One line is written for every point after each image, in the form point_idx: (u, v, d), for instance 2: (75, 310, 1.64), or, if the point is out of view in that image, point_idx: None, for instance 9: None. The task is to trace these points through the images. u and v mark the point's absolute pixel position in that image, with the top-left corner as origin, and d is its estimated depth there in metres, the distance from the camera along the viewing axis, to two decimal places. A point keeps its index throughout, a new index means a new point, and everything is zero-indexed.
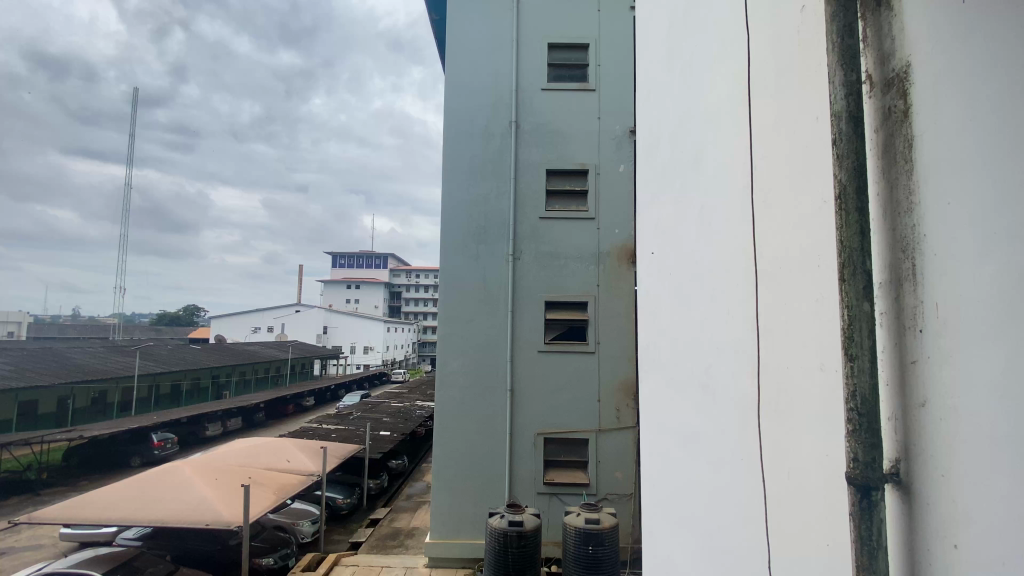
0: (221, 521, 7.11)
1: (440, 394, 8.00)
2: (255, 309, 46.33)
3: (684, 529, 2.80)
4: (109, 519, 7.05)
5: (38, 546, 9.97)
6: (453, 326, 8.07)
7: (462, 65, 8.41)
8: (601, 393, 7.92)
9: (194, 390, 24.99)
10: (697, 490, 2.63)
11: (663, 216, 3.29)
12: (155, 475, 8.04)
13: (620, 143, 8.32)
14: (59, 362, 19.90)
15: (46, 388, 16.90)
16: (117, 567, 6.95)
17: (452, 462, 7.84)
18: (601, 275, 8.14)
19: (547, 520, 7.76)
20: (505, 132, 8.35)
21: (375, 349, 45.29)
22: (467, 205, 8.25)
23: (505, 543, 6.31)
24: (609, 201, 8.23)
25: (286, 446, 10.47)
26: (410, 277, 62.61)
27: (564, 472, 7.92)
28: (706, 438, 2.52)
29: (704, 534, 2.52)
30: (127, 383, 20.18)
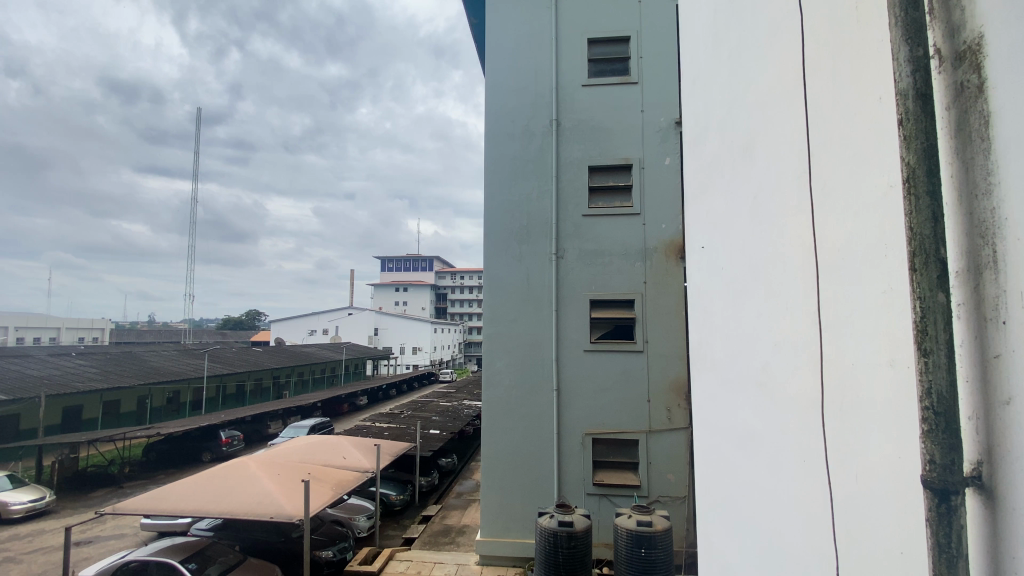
0: (284, 513, 7.45)
1: (487, 395, 8.06)
2: (310, 313, 48.47)
3: (741, 531, 2.72)
4: (184, 510, 7.56)
5: (124, 534, 10.87)
6: (498, 325, 8.14)
7: (500, 67, 8.46)
8: (651, 392, 7.75)
9: (257, 390, 26.47)
10: (755, 494, 2.53)
11: (713, 209, 3.19)
12: (224, 470, 8.57)
13: (665, 135, 8.12)
14: (138, 364, 21.61)
15: (126, 389, 18.38)
16: (192, 556, 7.45)
17: (500, 461, 7.91)
18: (649, 271, 7.97)
19: (598, 521, 7.66)
20: (546, 131, 8.33)
21: (423, 349, 46.30)
22: (510, 205, 8.28)
23: (555, 543, 6.29)
24: (654, 196, 8.04)
25: (341, 443, 10.88)
26: (456, 278, 63.49)
27: (615, 473, 7.82)
28: (764, 440, 2.43)
29: (764, 540, 2.43)
30: (197, 383, 21.66)
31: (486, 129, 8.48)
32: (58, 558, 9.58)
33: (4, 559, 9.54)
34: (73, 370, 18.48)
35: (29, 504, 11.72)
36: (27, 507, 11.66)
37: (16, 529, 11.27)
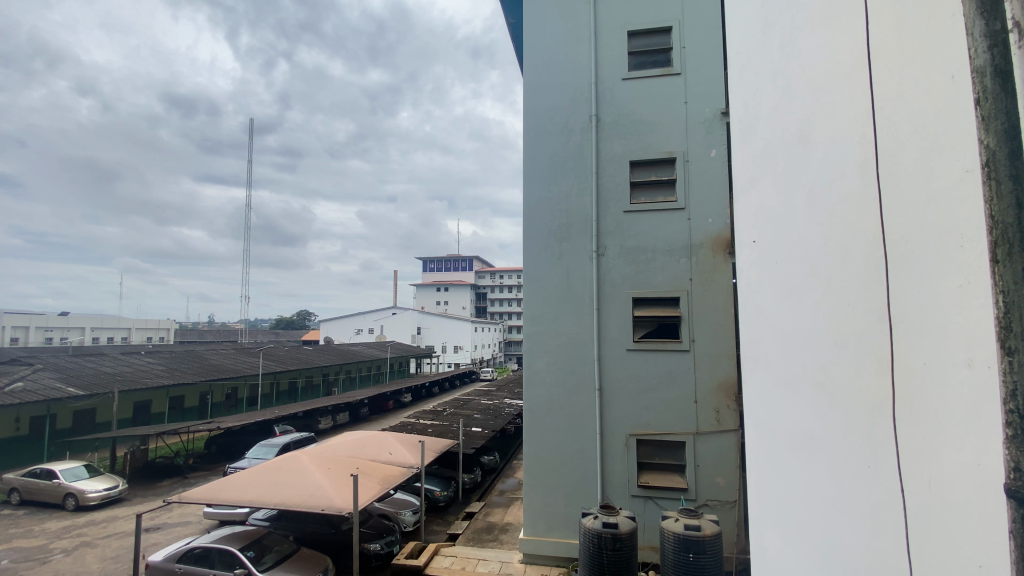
0: (334, 506, 7.70)
1: (528, 394, 8.07)
2: (356, 313, 50.05)
3: (798, 538, 2.60)
4: (242, 500, 7.93)
5: (188, 522, 11.57)
6: (538, 324, 8.12)
7: (538, 64, 8.43)
8: (698, 393, 7.52)
9: (308, 387, 27.57)
10: (815, 500, 2.40)
11: (765, 201, 3.05)
12: (278, 463, 8.96)
13: (710, 127, 7.85)
14: (200, 362, 22.97)
15: (189, 385, 19.62)
16: (250, 545, 7.85)
17: (542, 460, 7.89)
18: (694, 268, 7.73)
19: (643, 524, 7.52)
20: (586, 127, 8.22)
21: (464, 348, 46.92)
22: (549, 203, 8.24)
23: (599, 545, 6.21)
24: (700, 190, 7.80)
25: (387, 439, 11.16)
26: (495, 278, 63.89)
27: (661, 475, 7.65)
28: (824, 444, 2.31)
29: (824, 548, 2.30)
30: (253, 380, 22.80)
31: (524, 128, 8.47)
32: (131, 544, 10.30)
33: (84, 542, 10.34)
34: (141, 367, 19.84)
35: (104, 491, 12.66)
36: (103, 494, 12.60)
37: (93, 515, 12.19)
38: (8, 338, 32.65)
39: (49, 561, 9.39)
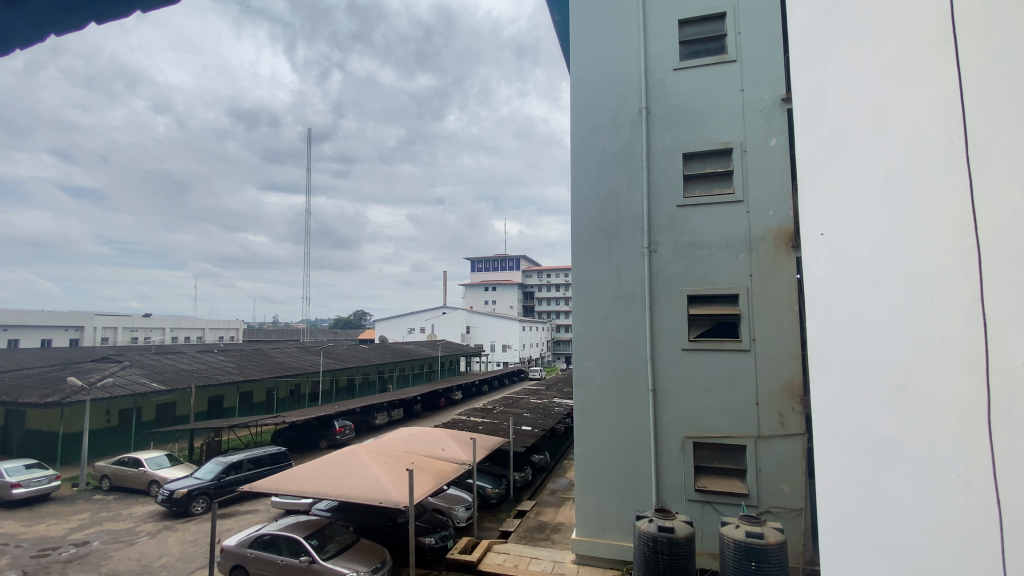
0: (391, 499, 7.96)
1: (579, 393, 7.99)
2: (408, 313, 51.47)
3: (875, 552, 2.40)
4: (306, 491, 8.35)
5: (257, 510, 12.30)
6: (588, 323, 8.02)
7: (585, 59, 8.31)
8: (760, 395, 7.19)
9: (363, 384, 28.63)
10: (892, 511, 2.23)
11: (833, 192, 2.87)
12: (339, 457, 9.36)
13: (769, 114, 7.48)
14: (265, 360, 24.42)
15: (256, 381, 20.91)
16: (314, 534, 8.25)
17: (594, 460, 7.80)
18: (754, 263, 7.39)
19: (701, 529, 7.28)
20: (635, 120, 8.04)
21: (513, 347, 47.17)
22: (599, 200, 8.11)
23: (655, 549, 6.06)
24: (759, 181, 7.46)
25: (440, 436, 11.40)
26: (543, 277, 63.74)
27: (719, 479, 7.37)
28: (901, 450, 2.14)
29: (902, 563, 2.13)
30: (313, 377, 23.96)
31: (571, 125, 8.38)
32: (207, 529, 11.08)
33: (166, 527, 11.22)
34: (213, 365, 21.29)
35: None
36: None
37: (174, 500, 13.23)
38: (100, 338, 35.94)
39: (136, 543, 10.25)
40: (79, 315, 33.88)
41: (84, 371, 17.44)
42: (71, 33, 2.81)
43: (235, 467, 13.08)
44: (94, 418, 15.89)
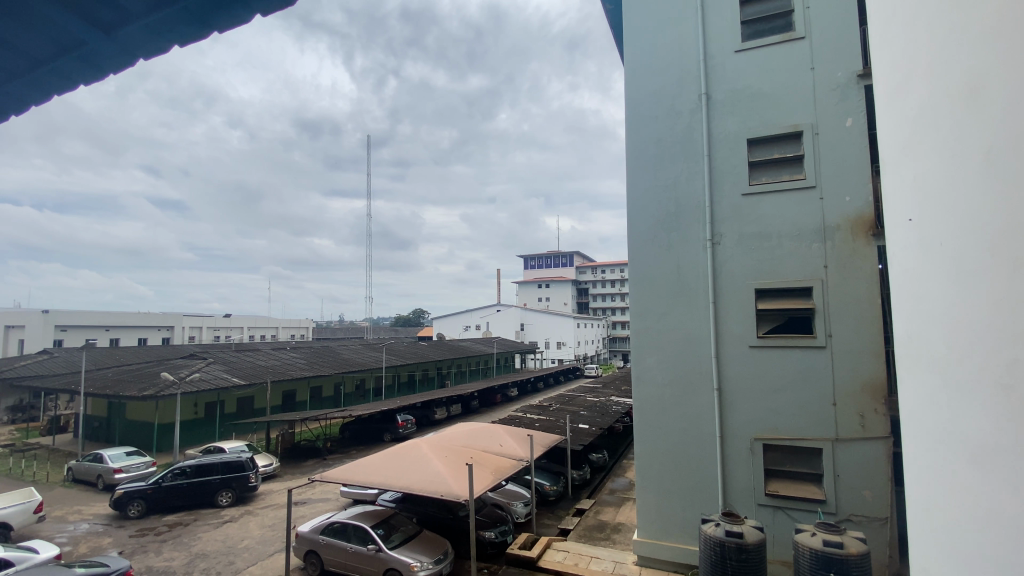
0: (452, 493, 8.14)
1: (639, 391, 7.81)
2: (463, 311, 52.45)
3: (966, 566, 2.18)
4: (372, 482, 8.70)
5: (328, 499, 13.00)
6: (647, 319, 7.80)
7: (640, 46, 8.06)
8: (837, 394, 6.73)
9: (423, 380, 29.54)
10: (987, 520, 2.01)
11: (925, 173, 2.59)
12: (402, 450, 9.68)
13: (843, 92, 6.96)
14: (332, 356, 25.74)
15: (325, 376, 22.15)
16: (380, 523, 8.62)
17: (656, 461, 7.60)
18: (829, 254, 6.90)
19: (773, 536, 6.91)
20: (694, 107, 7.72)
21: (567, 344, 46.88)
22: (657, 191, 7.86)
23: (723, 555, 5.81)
24: (833, 166, 6.96)
25: (498, 431, 11.53)
26: (597, 273, 62.71)
27: (792, 484, 6.97)
28: (1000, 454, 1.93)
29: (1000, 574, 1.94)
30: (376, 373, 24.99)
31: (626, 116, 8.16)
32: (283, 514, 11.87)
33: (246, 511, 12.11)
34: (286, 361, 22.71)
35: (262, 468, 14.75)
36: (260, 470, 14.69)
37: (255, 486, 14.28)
38: (187, 337, 39.33)
39: (221, 526, 11.13)
40: (169, 316, 37.28)
41: (176, 367, 19.14)
42: (157, 57, 3.05)
43: (184, 472, 12.48)
44: (184, 410, 17.42)
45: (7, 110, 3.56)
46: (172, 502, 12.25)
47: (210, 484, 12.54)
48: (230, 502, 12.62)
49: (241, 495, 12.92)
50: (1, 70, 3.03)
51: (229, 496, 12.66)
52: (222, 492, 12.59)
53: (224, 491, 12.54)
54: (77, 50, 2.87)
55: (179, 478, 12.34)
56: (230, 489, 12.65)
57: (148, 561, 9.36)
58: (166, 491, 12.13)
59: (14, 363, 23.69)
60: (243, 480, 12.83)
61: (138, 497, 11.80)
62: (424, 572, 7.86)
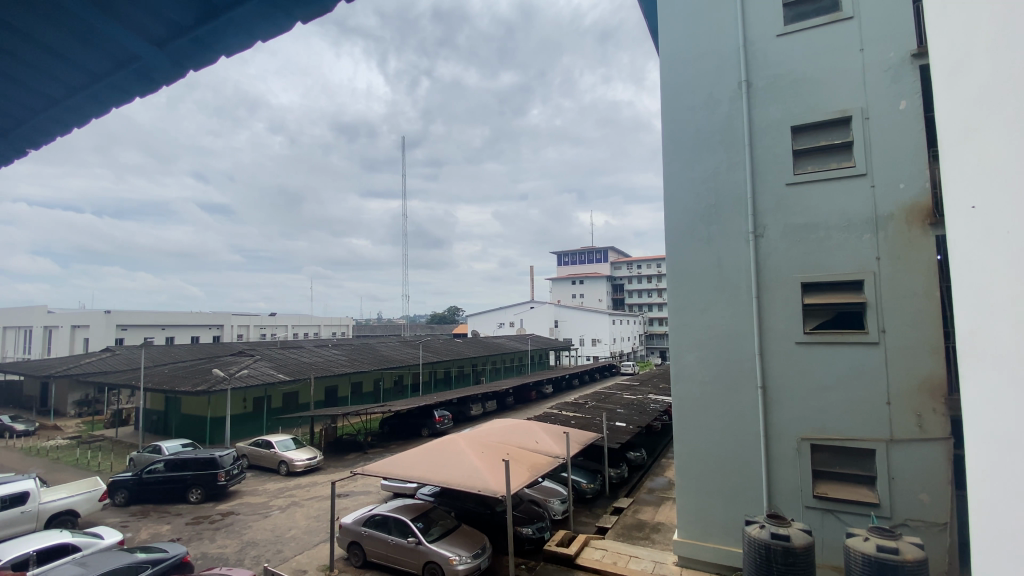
0: (489, 488, 8.20)
1: (678, 388, 7.64)
2: (498, 308, 52.75)
3: None
4: (411, 477, 8.88)
5: (369, 492, 13.35)
6: (686, 315, 7.62)
7: (676, 34, 7.85)
8: (891, 393, 6.39)
9: (459, 376, 29.91)
10: None
11: (989, 157, 2.41)
12: (439, 445, 9.82)
13: (895, 74, 6.58)
14: (371, 353, 26.38)
15: (364, 372, 22.72)
16: (419, 516, 8.80)
17: (695, 460, 7.43)
18: (882, 245, 6.55)
19: (822, 540, 6.64)
20: (734, 95, 7.47)
21: (603, 341, 46.40)
22: (696, 184, 7.66)
23: (768, 557, 5.63)
24: (884, 152, 6.60)
25: (534, 428, 11.54)
26: (633, 268, 61.67)
27: (842, 486, 6.68)
28: None
29: None
30: (413, 369, 25.46)
31: (662, 107, 7.97)
32: (327, 506, 12.27)
33: (293, 502, 12.59)
34: (328, 358, 23.43)
35: (307, 460, 15.27)
36: (306, 463, 15.21)
37: (301, 479, 14.83)
38: (236, 335, 41.24)
39: (270, 516, 11.62)
40: (218, 315, 39.16)
41: (226, 364, 20.06)
42: (207, 67, 3.19)
43: (163, 466, 13.00)
44: (234, 404, 18.27)
45: (71, 122, 3.81)
46: (153, 492, 12.92)
47: (183, 480, 12.86)
48: (200, 499, 12.76)
49: (213, 492, 12.96)
50: (65, 85, 3.24)
51: (199, 493, 12.78)
52: (193, 488, 12.79)
53: (193, 488, 12.71)
54: (131, 64, 3.04)
55: (158, 472, 12.91)
56: (199, 487, 12.74)
57: (203, 547, 9.86)
58: (145, 483, 12.81)
59: (82, 360, 25.46)
60: (211, 479, 12.78)
61: (120, 488, 12.69)
62: (462, 566, 7.95)
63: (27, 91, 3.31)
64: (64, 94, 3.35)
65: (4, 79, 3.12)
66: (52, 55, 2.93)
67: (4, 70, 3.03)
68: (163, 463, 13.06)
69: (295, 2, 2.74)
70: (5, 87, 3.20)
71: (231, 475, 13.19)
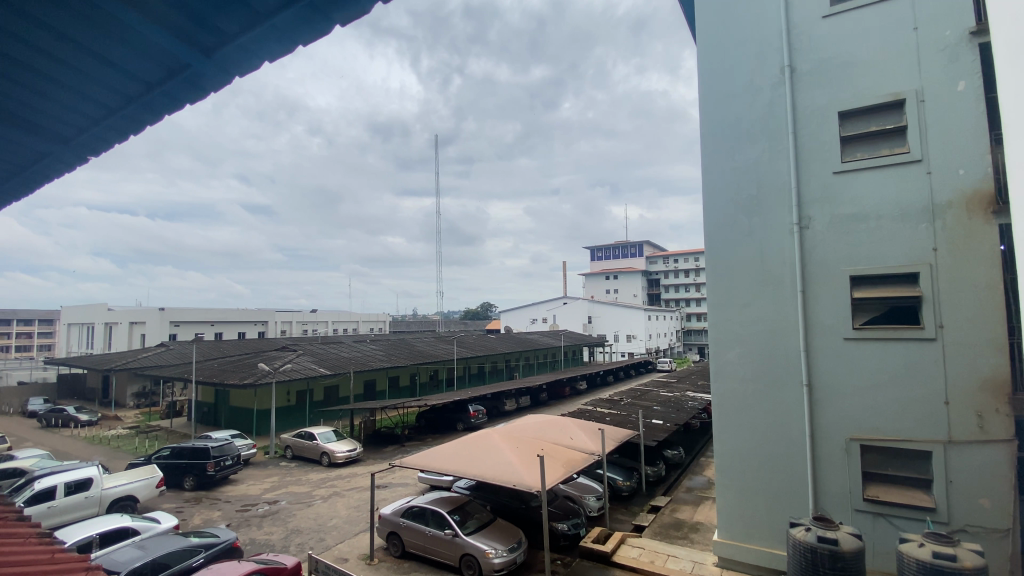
0: (525, 483, 8.24)
1: (718, 385, 7.45)
2: (531, 304, 52.82)
3: None
4: (447, 470, 9.02)
5: (407, 484, 13.65)
6: (726, 310, 7.40)
7: (714, 21, 7.61)
8: (949, 392, 6.04)
9: (492, 371, 30.18)
10: None
11: None
12: (475, 439, 9.92)
13: (953, 53, 6.17)
14: (407, 348, 26.92)
15: (400, 367, 23.23)
16: (456, 509, 8.94)
17: (737, 459, 7.24)
18: (939, 235, 6.17)
19: (872, 545, 6.35)
20: (776, 81, 7.18)
21: (638, 337, 45.71)
22: (736, 174, 7.42)
23: (814, 561, 5.44)
24: (942, 136, 6.21)
25: (568, 424, 11.50)
26: (669, 263, 60.30)
27: (894, 489, 6.36)
28: None
29: None
30: (448, 364, 25.84)
31: (699, 97, 7.75)
32: (367, 497, 12.62)
33: (334, 492, 13.01)
34: (366, 353, 24.04)
35: (347, 452, 15.74)
36: (346, 454, 15.68)
37: (342, 470, 15.31)
38: (279, 330, 42.98)
39: (313, 505, 12.05)
40: (263, 312, 40.88)
41: (271, 358, 20.94)
42: (250, 73, 3.31)
43: (169, 453, 14.18)
44: (279, 397, 19.06)
45: (128, 130, 4.04)
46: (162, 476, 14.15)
47: (181, 467, 13.84)
48: (194, 487, 13.59)
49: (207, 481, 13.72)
50: (121, 94, 3.44)
51: (193, 480, 13.62)
52: (188, 476, 13.65)
53: (187, 476, 13.59)
54: (182, 72, 3.19)
55: (165, 458, 14.12)
56: (192, 475, 13.59)
57: (251, 533, 10.34)
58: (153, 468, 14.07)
59: (139, 354, 27.03)
60: (201, 468, 13.51)
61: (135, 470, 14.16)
62: (498, 559, 8.02)
63: (87, 101, 3.53)
64: (121, 103, 3.56)
65: (67, 89, 3.33)
66: (108, 66, 3.10)
67: (67, 80, 3.23)
68: (170, 450, 14.22)
69: (333, 6, 2.79)
70: (68, 97, 3.43)
71: (220, 466, 13.75)
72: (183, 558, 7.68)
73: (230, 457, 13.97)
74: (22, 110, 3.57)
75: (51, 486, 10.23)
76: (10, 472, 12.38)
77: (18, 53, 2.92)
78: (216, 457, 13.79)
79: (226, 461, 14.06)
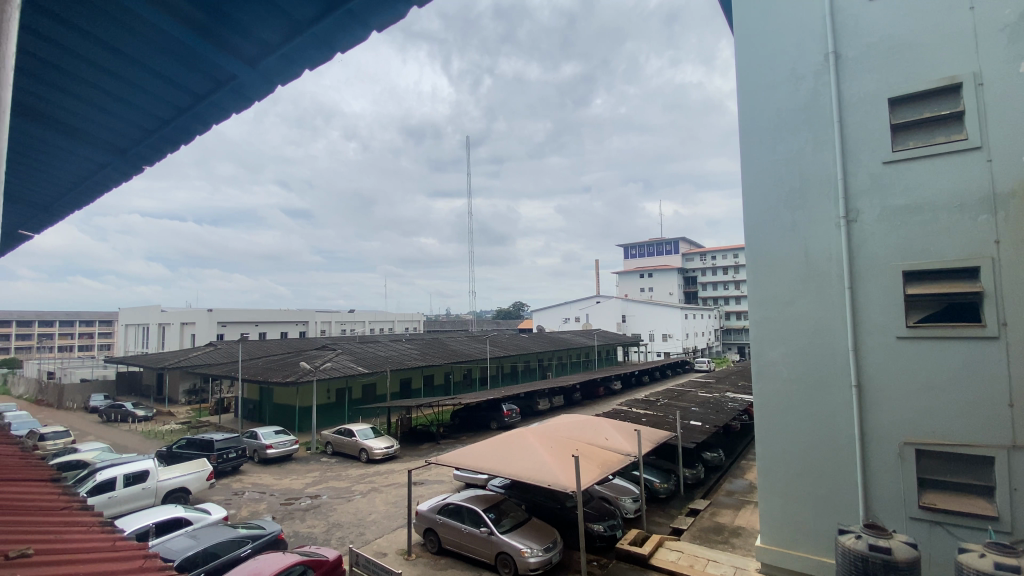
0: (560, 483, 8.22)
1: (760, 385, 7.22)
2: (564, 303, 52.56)
3: None
4: (482, 468, 9.09)
5: (443, 481, 13.83)
6: (769, 308, 7.16)
7: (751, 10, 7.37)
8: (1014, 394, 5.65)
9: (525, 370, 30.24)
10: None
11: None
12: (509, 438, 9.96)
13: (1015, 32, 5.77)
14: (441, 348, 27.28)
15: (434, 366, 23.56)
16: (491, 508, 9.00)
17: (782, 463, 6.98)
18: (1001, 227, 5.78)
19: (928, 554, 6.01)
20: (819, 69, 6.89)
21: (674, 337, 44.77)
22: (777, 167, 7.17)
23: (864, 570, 5.20)
24: (1003, 121, 5.81)
25: (603, 425, 11.38)
26: (706, 260, 58.72)
27: (952, 497, 6.00)
28: None
29: None
30: (481, 363, 26.04)
31: (737, 89, 7.53)
32: (404, 493, 12.87)
33: (372, 488, 13.32)
34: (402, 352, 24.51)
35: (385, 449, 16.07)
36: (384, 451, 16.01)
37: (379, 466, 15.65)
38: (320, 330, 44.32)
39: (352, 500, 12.38)
40: (303, 312, 42.28)
41: (311, 357, 21.67)
42: (292, 81, 3.43)
43: (183, 445, 15.44)
44: (320, 395, 19.70)
45: (179, 140, 4.26)
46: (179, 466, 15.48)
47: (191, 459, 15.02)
48: None
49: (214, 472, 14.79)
50: (172, 106, 3.63)
51: None
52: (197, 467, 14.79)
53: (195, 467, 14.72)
54: (228, 82, 3.33)
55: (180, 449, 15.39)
56: None
57: (294, 526, 10.72)
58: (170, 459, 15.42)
59: (189, 353, 28.45)
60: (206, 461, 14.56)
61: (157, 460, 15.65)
62: (534, 559, 8.03)
63: (142, 114, 3.74)
64: (172, 114, 3.76)
65: (124, 103, 3.54)
66: (160, 79, 3.27)
67: (124, 95, 3.43)
68: (184, 441, 15.50)
69: (370, 11, 2.84)
70: (125, 111, 3.64)
71: (224, 458, 14.74)
72: (232, 549, 8.04)
73: (233, 450, 14.96)
74: (83, 122, 3.80)
75: (110, 477, 10.89)
76: (74, 464, 13.25)
77: (78, 68, 3.11)
78: (220, 450, 14.80)
79: (231, 453, 15.04)
